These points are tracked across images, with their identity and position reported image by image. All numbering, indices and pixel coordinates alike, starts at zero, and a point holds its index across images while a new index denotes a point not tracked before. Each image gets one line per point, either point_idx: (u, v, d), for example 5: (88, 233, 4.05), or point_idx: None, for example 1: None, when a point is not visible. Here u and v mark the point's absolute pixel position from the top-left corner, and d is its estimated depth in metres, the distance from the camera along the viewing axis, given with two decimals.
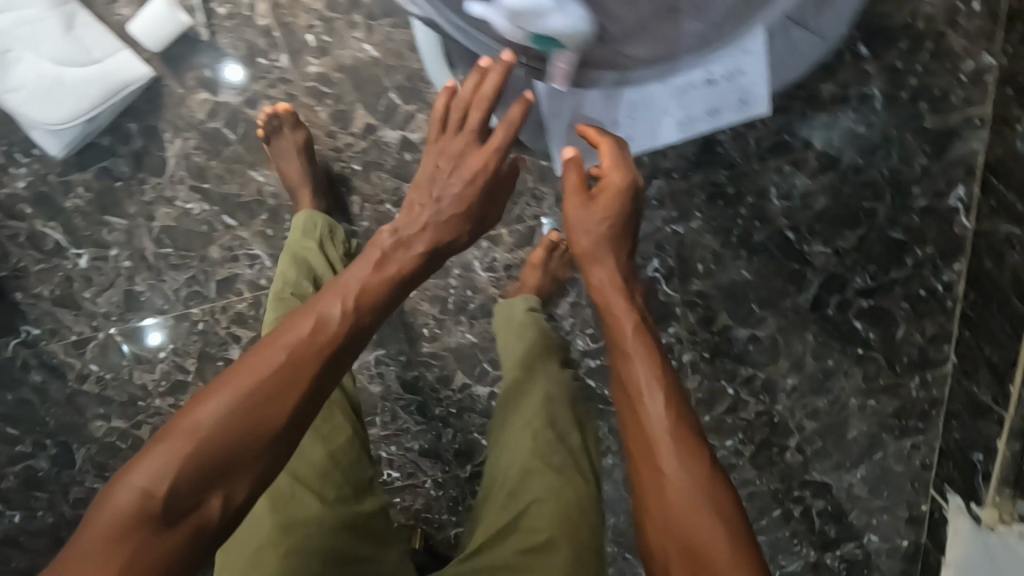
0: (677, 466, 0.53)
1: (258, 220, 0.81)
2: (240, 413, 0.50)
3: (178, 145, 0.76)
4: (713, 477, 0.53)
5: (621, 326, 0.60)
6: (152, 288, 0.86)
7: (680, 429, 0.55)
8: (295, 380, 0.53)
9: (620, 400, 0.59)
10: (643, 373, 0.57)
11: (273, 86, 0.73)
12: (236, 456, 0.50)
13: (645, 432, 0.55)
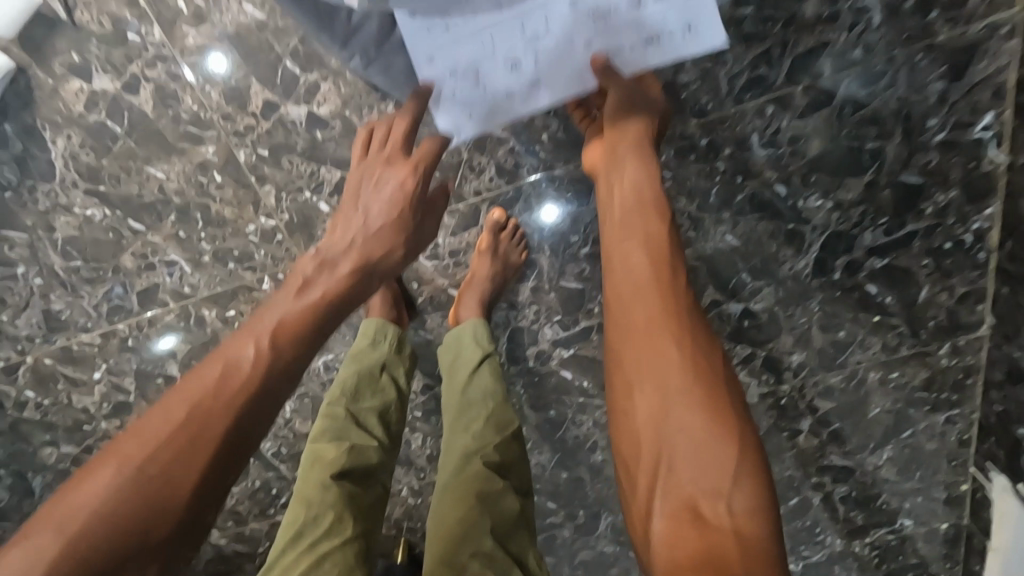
0: (671, 366, 0.45)
1: (167, 222, 0.73)
2: (146, 473, 0.41)
3: (64, 144, 0.69)
4: (711, 378, 0.45)
5: (625, 263, 0.52)
6: (70, 305, 0.78)
7: (682, 325, 0.47)
8: (199, 440, 0.42)
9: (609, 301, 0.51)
10: (640, 257, 0.51)
11: (154, 66, 0.66)
12: (126, 541, 0.39)
13: (638, 327, 0.48)
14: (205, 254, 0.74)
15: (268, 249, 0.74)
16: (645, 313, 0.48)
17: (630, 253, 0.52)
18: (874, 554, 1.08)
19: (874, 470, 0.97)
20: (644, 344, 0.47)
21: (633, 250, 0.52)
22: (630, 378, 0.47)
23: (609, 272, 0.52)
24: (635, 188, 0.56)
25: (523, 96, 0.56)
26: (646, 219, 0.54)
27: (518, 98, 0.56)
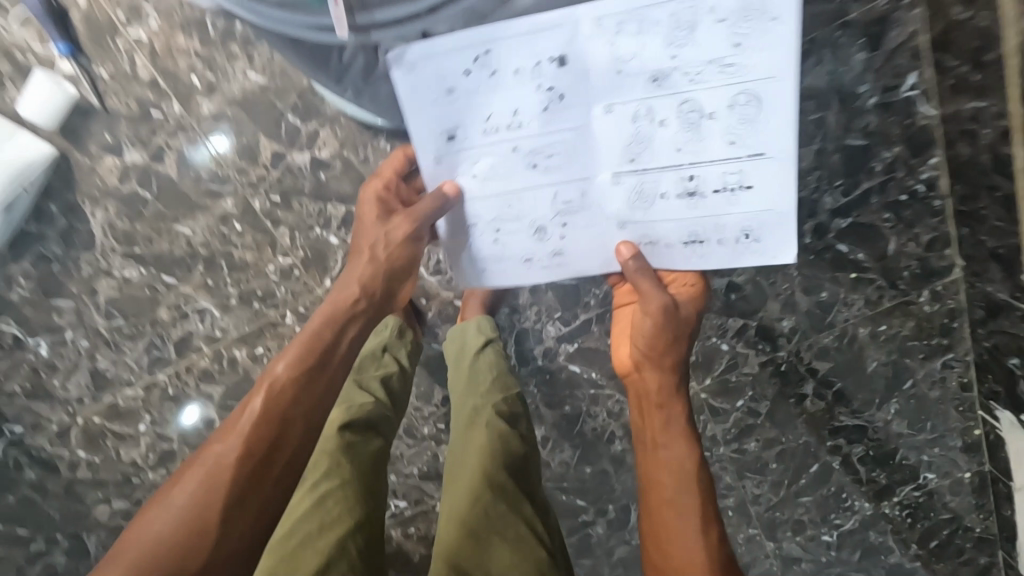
0: (683, 521, 0.65)
1: (196, 272, 0.81)
2: (184, 516, 0.58)
3: (102, 214, 0.77)
4: (709, 531, 0.64)
5: (658, 428, 0.69)
6: (116, 362, 0.86)
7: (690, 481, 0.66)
8: (215, 482, 0.60)
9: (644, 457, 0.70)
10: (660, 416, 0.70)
11: (175, 136, 0.76)
12: (177, 558, 0.57)
13: (658, 478, 0.67)
14: (233, 297, 0.82)
15: (287, 285, 0.82)
16: (671, 515, 0.65)
17: (661, 436, 0.69)
18: (903, 514, 1.10)
19: (886, 425, 1.00)
20: (668, 511, 0.66)
21: (674, 495, 0.66)
22: (670, 562, 0.64)
23: (648, 439, 0.70)
24: (666, 420, 0.69)
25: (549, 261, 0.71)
26: (669, 401, 0.70)
27: (549, 266, 0.71)
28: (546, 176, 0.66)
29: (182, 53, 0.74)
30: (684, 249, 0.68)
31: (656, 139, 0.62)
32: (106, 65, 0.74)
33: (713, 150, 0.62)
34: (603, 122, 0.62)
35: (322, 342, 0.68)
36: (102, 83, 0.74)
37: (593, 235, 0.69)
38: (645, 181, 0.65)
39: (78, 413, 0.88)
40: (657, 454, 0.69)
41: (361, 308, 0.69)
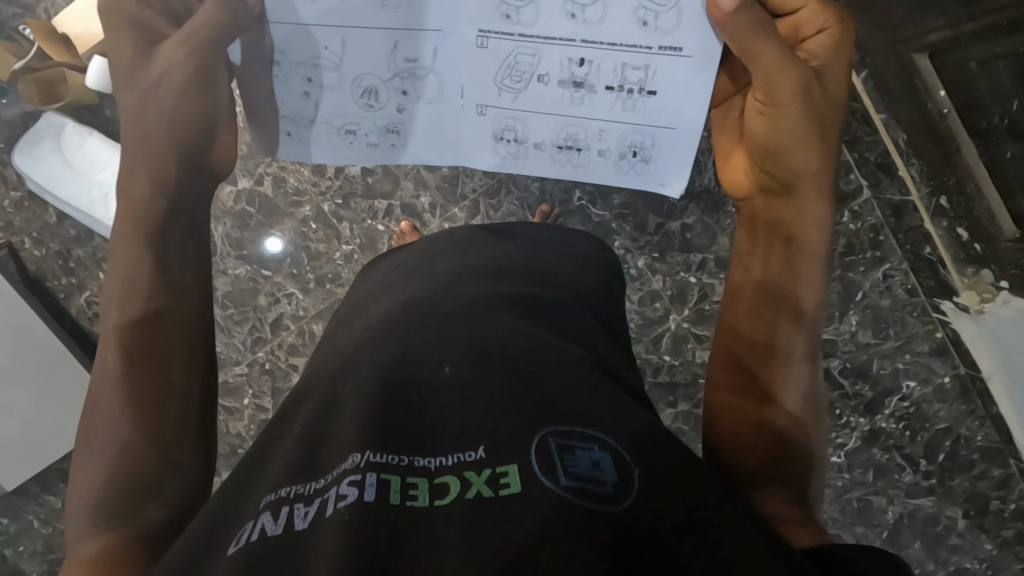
0: (803, 383, 0.62)
1: (285, 265, 1.11)
2: (108, 475, 0.55)
3: (222, 228, 1.10)
4: (818, 412, 0.63)
5: (805, 264, 0.64)
6: (227, 345, 1.14)
7: (814, 350, 0.64)
8: (100, 425, 0.57)
9: (775, 283, 0.65)
10: (807, 261, 0.64)
11: (271, 163, 1.08)
12: (128, 499, 0.55)
13: (791, 330, 0.63)
14: (311, 281, 1.12)
15: (350, 267, 1.11)
16: (782, 337, 0.63)
17: (793, 263, 0.65)
18: (901, 427, 1.18)
19: (852, 336, 1.16)
20: (770, 315, 0.64)
21: (785, 325, 0.63)
22: (766, 378, 0.63)
23: (786, 264, 0.65)
24: (799, 238, 0.65)
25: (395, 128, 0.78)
26: (813, 232, 0.65)
27: (379, 144, 0.80)
28: (388, 25, 0.69)
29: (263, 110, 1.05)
30: (556, 152, 0.81)
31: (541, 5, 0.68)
32: None
33: (619, 31, 0.68)
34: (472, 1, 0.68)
35: (183, 200, 0.65)
36: None
37: (440, 119, 0.78)
38: (522, 53, 0.72)
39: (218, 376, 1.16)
40: (786, 277, 0.65)
41: (177, 164, 0.64)
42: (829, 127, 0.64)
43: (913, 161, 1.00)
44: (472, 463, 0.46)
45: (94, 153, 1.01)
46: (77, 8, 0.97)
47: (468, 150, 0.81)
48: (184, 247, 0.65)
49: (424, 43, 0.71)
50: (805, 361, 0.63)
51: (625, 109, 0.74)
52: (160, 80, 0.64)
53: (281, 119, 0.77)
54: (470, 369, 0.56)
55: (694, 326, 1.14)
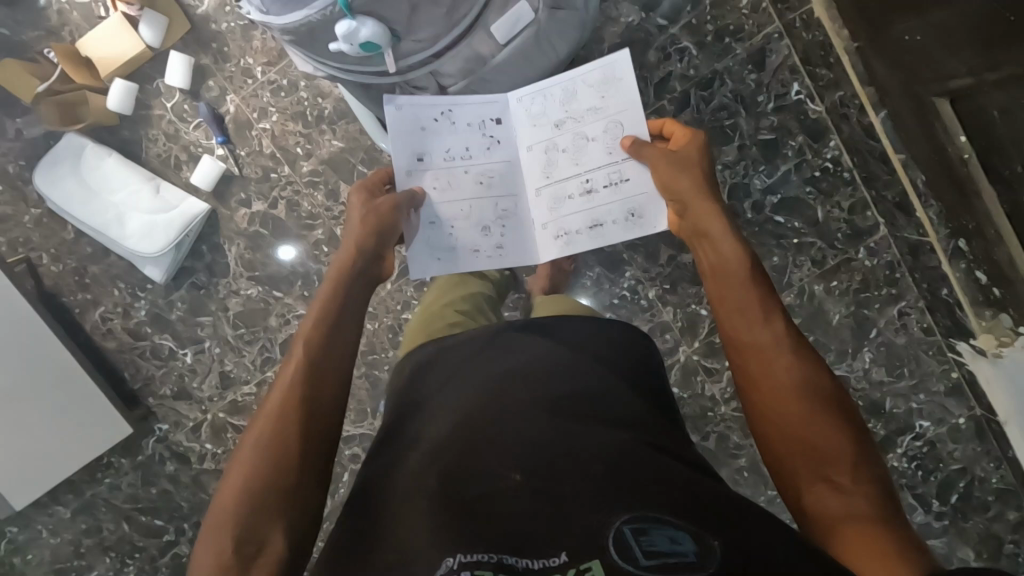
0: (806, 389, 0.62)
1: (297, 287, 1.11)
2: (232, 515, 0.58)
3: (235, 249, 1.10)
4: (846, 407, 0.62)
5: (746, 292, 0.69)
6: (237, 363, 1.15)
7: (804, 360, 0.64)
8: (248, 461, 0.60)
9: (738, 329, 0.68)
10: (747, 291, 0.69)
11: (285, 188, 1.07)
12: (240, 543, 0.57)
13: (768, 365, 0.65)
14: None
15: None
16: (774, 373, 0.64)
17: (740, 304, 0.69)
18: (914, 467, 1.15)
19: (866, 373, 1.14)
20: (753, 362, 0.66)
21: (757, 360, 0.65)
22: (772, 421, 0.62)
23: (737, 296, 0.70)
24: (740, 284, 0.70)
25: (502, 230, 0.88)
26: (732, 249, 0.72)
27: (491, 252, 0.86)
28: (484, 170, 0.88)
29: (288, 134, 1.06)
30: (591, 232, 0.86)
31: (556, 159, 0.89)
32: (243, 147, 1.06)
33: (599, 158, 0.87)
34: (558, 142, 0.89)
35: (355, 288, 0.73)
36: (239, 159, 1.06)
37: (518, 208, 0.89)
38: (556, 168, 0.89)
39: (227, 394, 1.17)
40: (752, 324, 0.67)
41: (363, 271, 0.75)
42: (698, 164, 0.79)
43: (932, 203, 0.94)
44: (555, 570, 0.43)
45: (110, 175, 1.03)
46: (102, 33, 1.00)
47: (531, 243, 0.88)
48: (353, 310, 0.72)
49: (501, 167, 0.89)
50: (805, 375, 0.63)
51: (622, 201, 0.85)
52: (371, 212, 0.77)
53: (418, 251, 0.84)
54: (532, 462, 0.53)
55: (703, 358, 1.14)
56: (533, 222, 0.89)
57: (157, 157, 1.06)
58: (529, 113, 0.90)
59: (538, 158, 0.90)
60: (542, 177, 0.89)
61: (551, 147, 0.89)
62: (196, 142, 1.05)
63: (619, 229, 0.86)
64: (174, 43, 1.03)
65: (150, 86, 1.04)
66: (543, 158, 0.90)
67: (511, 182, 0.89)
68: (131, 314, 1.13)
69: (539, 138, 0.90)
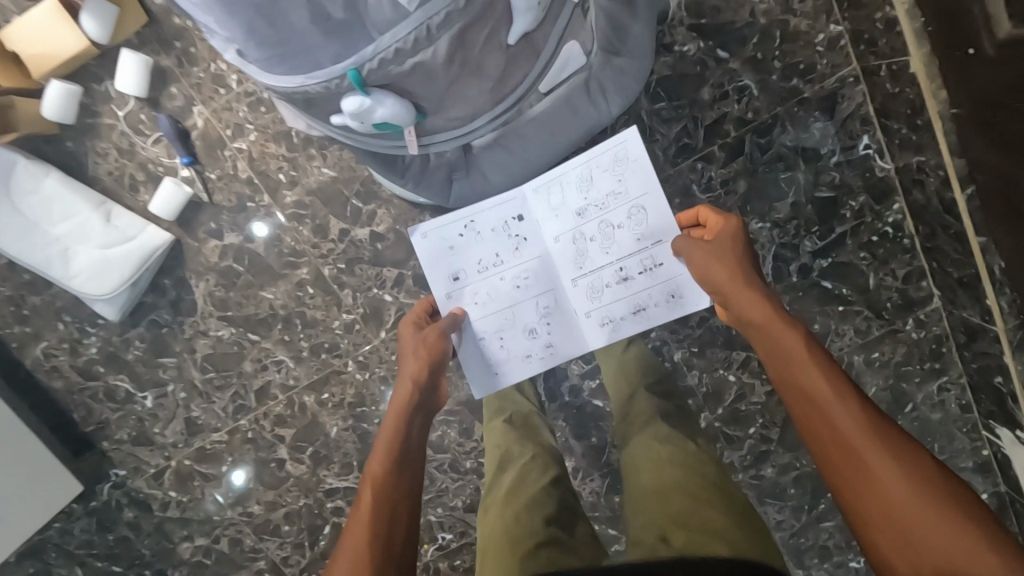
0: (904, 486, 0.50)
1: (276, 330, 0.97)
2: None
3: (204, 286, 0.94)
4: (965, 501, 0.49)
5: (802, 367, 0.59)
6: (206, 410, 1.02)
7: (894, 444, 0.52)
8: None
9: (802, 421, 0.58)
10: (806, 364, 0.59)
11: (264, 220, 0.91)
12: None
13: (850, 454, 0.53)
14: (304, 350, 0.98)
15: (350, 338, 0.98)
16: (873, 470, 0.51)
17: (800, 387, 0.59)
18: None
19: None
20: (837, 457, 0.54)
21: (833, 450, 0.54)
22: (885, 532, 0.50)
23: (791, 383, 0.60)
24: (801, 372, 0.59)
25: (550, 328, 0.87)
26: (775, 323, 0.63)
27: (543, 351, 0.87)
28: (519, 270, 0.87)
29: (269, 158, 0.89)
30: (635, 319, 0.86)
31: (587, 248, 0.87)
32: (213, 170, 0.89)
33: (631, 244, 0.85)
34: (585, 231, 0.87)
35: (415, 420, 0.69)
36: (209, 184, 0.89)
37: (558, 301, 0.88)
38: (588, 258, 0.87)
39: (195, 439, 1.04)
40: (825, 416, 0.55)
41: (421, 402, 0.71)
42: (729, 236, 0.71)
43: (1006, 292, 0.81)
44: None
45: (51, 200, 0.85)
46: (28, 22, 0.80)
47: (579, 334, 0.87)
48: (416, 446, 0.67)
49: (532, 264, 0.88)
50: (912, 467, 0.50)
51: (658, 285, 0.84)
52: (422, 341, 0.76)
53: (471, 363, 0.86)
54: None
55: (724, 425, 1.04)
56: (574, 311, 0.87)
57: (108, 175, 0.88)
58: (550, 203, 0.87)
59: (570, 249, 0.88)
60: (578, 267, 0.87)
61: (580, 235, 0.87)
62: (156, 160, 0.88)
63: (658, 313, 0.85)
64: (128, 37, 0.85)
65: (98, 89, 0.86)
66: (574, 245, 0.87)
67: (547, 278, 0.88)
68: (80, 351, 0.98)
69: (566, 229, 0.87)
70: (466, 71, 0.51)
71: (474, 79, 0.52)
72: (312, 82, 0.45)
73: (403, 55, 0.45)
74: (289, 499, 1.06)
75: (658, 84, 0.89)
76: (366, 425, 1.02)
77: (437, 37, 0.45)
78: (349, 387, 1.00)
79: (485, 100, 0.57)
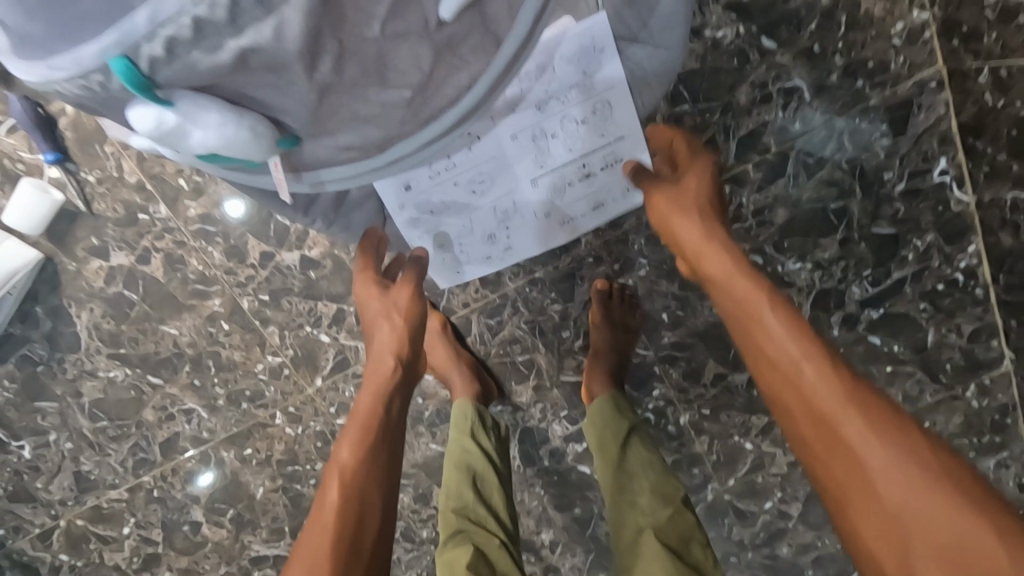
0: (896, 479, 0.36)
1: (183, 373, 0.77)
2: None
3: (87, 318, 0.74)
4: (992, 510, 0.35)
5: (765, 329, 0.44)
6: (99, 465, 0.82)
7: (883, 421, 0.38)
8: None
9: (773, 393, 0.43)
10: (774, 325, 0.44)
11: (162, 237, 0.71)
12: None
13: (828, 436, 0.39)
14: (220, 397, 0.78)
15: (277, 385, 0.78)
16: (854, 449, 0.38)
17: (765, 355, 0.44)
18: None
19: None
20: (818, 443, 0.40)
21: (810, 432, 0.41)
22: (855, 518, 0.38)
23: (755, 347, 0.45)
24: (757, 320, 0.45)
25: (508, 231, 0.64)
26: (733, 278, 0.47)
27: (500, 257, 0.66)
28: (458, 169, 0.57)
29: (168, 157, 0.68)
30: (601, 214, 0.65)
31: (546, 137, 0.57)
32: (92, 170, 0.68)
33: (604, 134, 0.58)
34: (544, 122, 0.56)
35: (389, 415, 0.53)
36: (88, 188, 0.68)
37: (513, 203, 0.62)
38: (547, 153, 0.58)
39: (86, 497, 0.84)
40: (780, 382, 0.42)
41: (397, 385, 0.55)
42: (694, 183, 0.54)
43: None
44: None
45: None
46: None
47: (537, 237, 0.66)
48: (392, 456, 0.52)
49: (474, 159, 0.57)
50: (890, 429, 0.38)
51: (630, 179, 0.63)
52: (395, 297, 0.56)
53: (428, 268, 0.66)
54: None
55: (738, 502, 0.84)
56: (535, 213, 0.63)
57: None
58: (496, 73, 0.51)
59: (524, 135, 0.56)
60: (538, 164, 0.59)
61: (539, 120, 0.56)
62: (15, 156, 0.67)
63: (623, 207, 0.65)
64: None
65: None
66: (524, 130, 0.56)
67: (493, 180, 0.59)
68: None
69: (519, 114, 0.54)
70: (356, 68, 0.33)
71: (372, 80, 0.35)
72: (57, 77, 0.28)
73: (210, 35, 0.27)
74: (207, 566, 0.86)
75: (682, 81, 0.68)
76: (299, 487, 0.83)
77: (278, 2, 0.27)
78: (277, 444, 0.80)
79: (403, 115, 0.40)
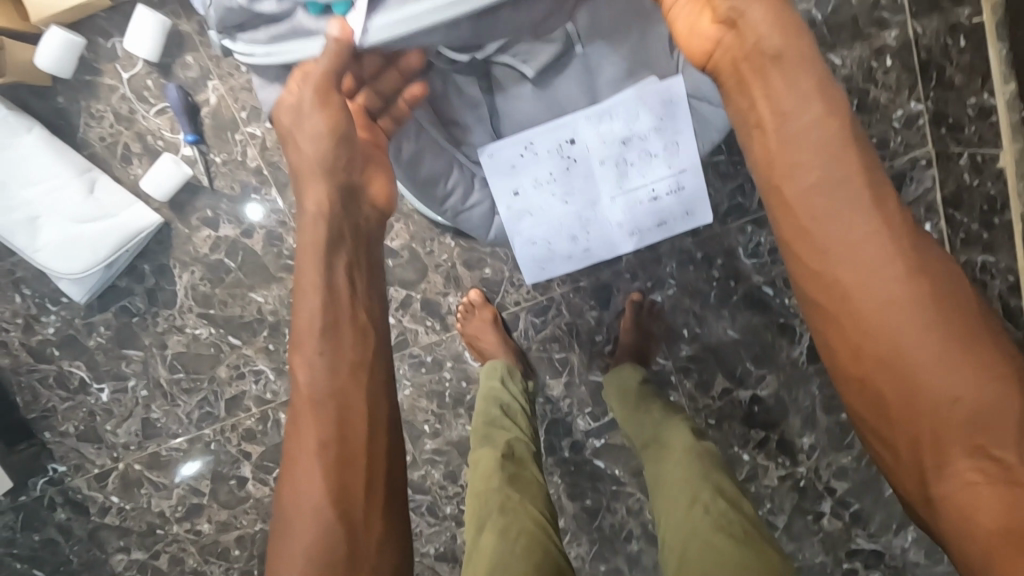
0: (936, 341, 0.40)
1: (260, 337, 0.87)
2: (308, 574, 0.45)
3: (187, 278, 0.84)
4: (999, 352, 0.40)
5: (829, 194, 0.41)
6: (167, 413, 0.91)
7: (937, 292, 0.40)
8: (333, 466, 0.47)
9: (826, 266, 0.42)
10: (845, 195, 0.41)
11: (268, 215, 0.82)
12: None
13: (873, 311, 0.41)
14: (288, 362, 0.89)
15: None
16: (897, 317, 0.40)
17: (826, 223, 0.41)
18: None
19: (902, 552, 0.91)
20: (856, 320, 0.41)
21: (862, 305, 0.41)
22: (883, 409, 0.41)
23: (815, 211, 0.42)
24: (843, 231, 0.41)
25: (585, 231, 0.84)
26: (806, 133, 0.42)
27: (574, 256, 0.85)
28: (559, 187, 0.81)
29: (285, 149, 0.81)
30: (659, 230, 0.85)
31: (625, 171, 0.81)
32: (220, 153, 0.80)
33: (668, 166, 0.80)
34: (627, 156, 0.80)
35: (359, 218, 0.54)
36: (213, 167, 0.80)
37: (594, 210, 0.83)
38: (625, 182, 0.81)
39: (147, 442, 0.92)
40: (853, 299, 0.41)
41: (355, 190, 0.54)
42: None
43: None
44: None
45: (29, 163, 0.75)
46: None
47: (608, 240, 0.85)
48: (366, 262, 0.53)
49: (574, 184, 0.81)
50: (937, 298, 0.40)
51: (681, 202, 0.83)
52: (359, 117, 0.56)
53: (522, 259, 0.85)
54: None
55: None
56: (608, 222, 0.84)
57: (102, 144, 0.79)
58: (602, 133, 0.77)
59: (612, 168, 0.81)
60: (618, 185, 0.82)
61: (624, 168, 0.81)
62: (158, 133, 0.79)
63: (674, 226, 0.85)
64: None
65: (105, 46, 0.77)
66: (610, 173, 0.81)
67: (581, 190, 0.82)
68: (34, 331, 0.87)
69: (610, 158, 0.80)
70: None
71: None
72: None
73: None
74: (244, 521, 0.94)
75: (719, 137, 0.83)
76: None
77: None
78: None
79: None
